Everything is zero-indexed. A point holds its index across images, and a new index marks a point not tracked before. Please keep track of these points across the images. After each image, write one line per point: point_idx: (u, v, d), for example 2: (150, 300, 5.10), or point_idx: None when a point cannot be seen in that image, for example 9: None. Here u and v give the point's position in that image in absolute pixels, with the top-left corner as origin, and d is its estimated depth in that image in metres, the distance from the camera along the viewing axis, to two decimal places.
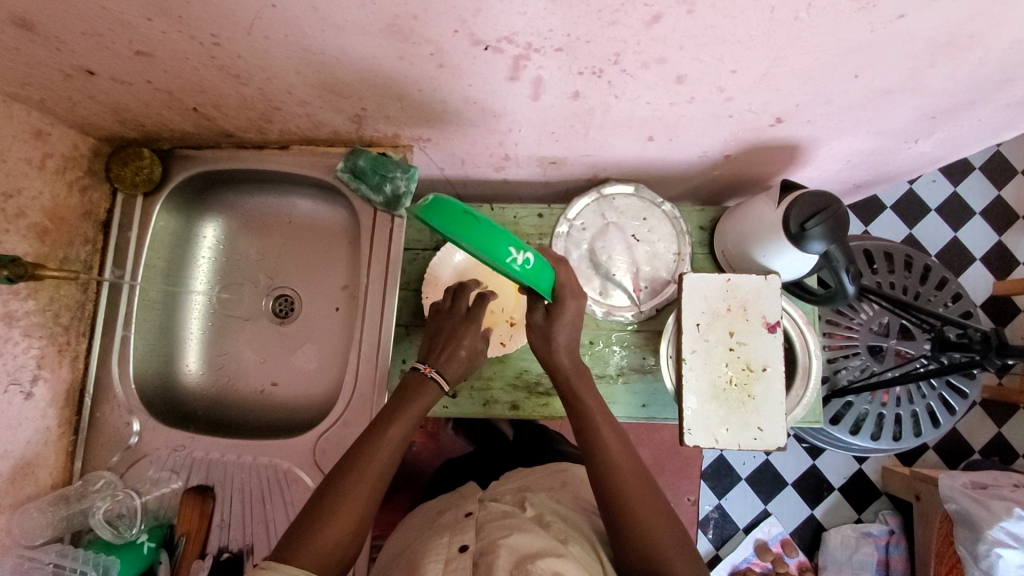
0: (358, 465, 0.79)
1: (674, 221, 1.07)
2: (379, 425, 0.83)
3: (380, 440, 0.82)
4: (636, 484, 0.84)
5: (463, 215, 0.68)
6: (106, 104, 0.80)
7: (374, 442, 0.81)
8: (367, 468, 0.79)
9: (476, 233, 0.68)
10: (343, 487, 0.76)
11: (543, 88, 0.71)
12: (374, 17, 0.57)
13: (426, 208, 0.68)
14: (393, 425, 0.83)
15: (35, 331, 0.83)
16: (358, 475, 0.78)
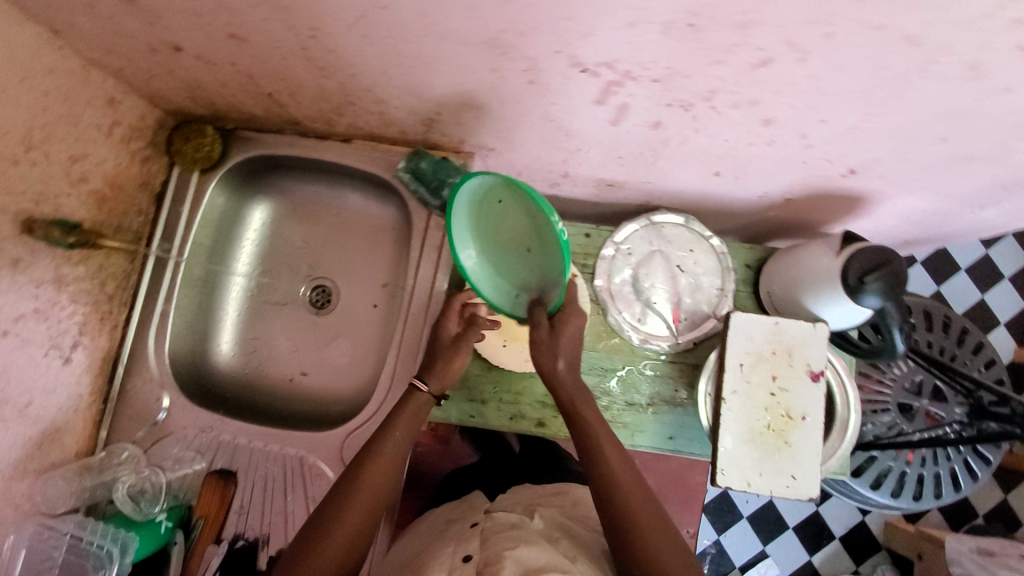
0: (368, 476, 0.77)
1: (720, 255, 1.07)
2: (385, 432, 0.82)
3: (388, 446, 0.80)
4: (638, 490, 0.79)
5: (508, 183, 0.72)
6: (182, 79, 0.80)
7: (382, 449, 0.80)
8: (375, 477, 0.77)
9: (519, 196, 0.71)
10: (353, 496, 0.75)
11: (625, 115, 0.71)
12: (482, 31, 0.57)
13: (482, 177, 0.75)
14: (391, 436, 0.81)
15: (82, 297, 0.83)
16: (369, 482, 0.76)
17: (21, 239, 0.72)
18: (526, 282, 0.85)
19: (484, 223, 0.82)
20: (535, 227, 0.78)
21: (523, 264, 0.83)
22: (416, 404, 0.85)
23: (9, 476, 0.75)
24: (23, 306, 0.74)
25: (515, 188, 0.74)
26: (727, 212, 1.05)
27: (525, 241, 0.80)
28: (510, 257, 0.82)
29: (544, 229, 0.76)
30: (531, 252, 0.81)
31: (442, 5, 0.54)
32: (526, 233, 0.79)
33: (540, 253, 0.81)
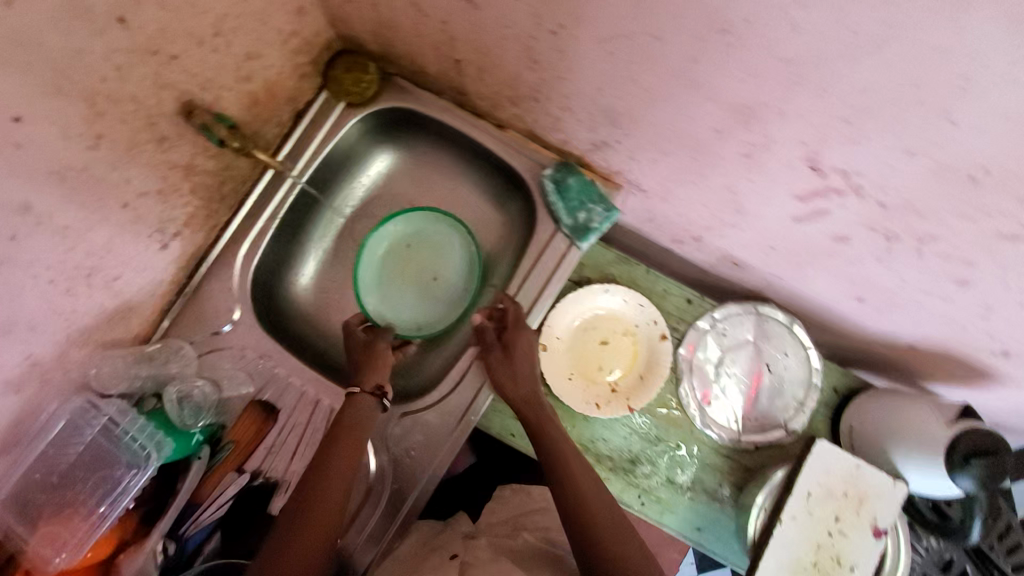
0: (337, 465, 0.73)
1: (813, 370, 1.01)
2: (351, 421, 0.78)
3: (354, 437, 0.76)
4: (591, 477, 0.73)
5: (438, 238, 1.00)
6: (379, 16, 0.76)
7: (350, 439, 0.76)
8: (342, 467, 0.73)
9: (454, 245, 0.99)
10: (324, 485, 0.71)
11: (817, 219, 0.67)
12: (739, 97, 0.53)
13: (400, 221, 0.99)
14: (335, 444, 0.75)
15: (200, 189, 0.80)
16: (337, 470, 0.73)
17: (175, 119, 0.69)
18: (458, 309, 0.99)
19: (394, 265, 0.99)
20: (432, 252, 1.00)
21: (433, 294, 1.00)
22: (360, 400, 0.80)
23: (74, 342, 0.73)
24: (150, 184, 0.71)
25: (433, 215, 0.97)
26: (836, 332, 1.01)
27: (437, 267, 1.00)
28: (421, 293, 0.99)
29: (434, 262, 1.00)
30: (437, 281, 1.00)
31: (719, 61, 0.50)
32: (433, 263, 1.00)
33: (444, 283, 1.00)
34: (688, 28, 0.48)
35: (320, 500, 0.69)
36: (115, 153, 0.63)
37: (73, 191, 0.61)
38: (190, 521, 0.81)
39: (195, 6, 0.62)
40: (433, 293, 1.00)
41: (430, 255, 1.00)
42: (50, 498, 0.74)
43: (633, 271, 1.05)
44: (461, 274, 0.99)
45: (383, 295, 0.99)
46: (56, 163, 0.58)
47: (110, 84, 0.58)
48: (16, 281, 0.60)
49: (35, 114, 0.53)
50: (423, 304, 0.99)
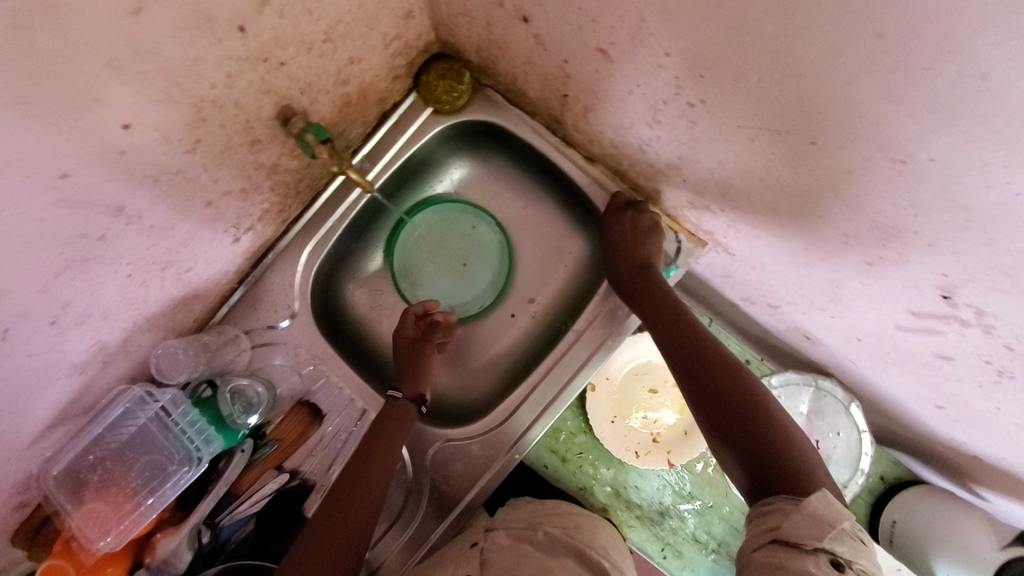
0: (356, 496, 0.70)
1: (862, 455, 0.95)
2: (378, 452, 0.74)
3: (374, 470, 0.73)
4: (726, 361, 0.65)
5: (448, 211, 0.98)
6: (492, 37, 0.71)
7: (371, 471, 0.72)
8: (359, 497, 0.70)
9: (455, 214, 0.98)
10: (342, 511, 0.68)
11: (925, 334, 0.63)
12: (888, 218, 0.49)
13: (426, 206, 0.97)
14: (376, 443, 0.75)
15: (279, 187, 0.78)
16: (353, 499, 0.69)
17: (271, 122, 0.66)
18: (486, 296, 0.98)
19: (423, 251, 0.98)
20: (463, 240, 0.98)
21: (459, 276, 0.98)
22: (402, 409, 0.81)
23: (139, 327, 0.73)
24: (235, 184, 0.69)
25: (458, 204, 0.97)
26: (897, 423, 0.96)
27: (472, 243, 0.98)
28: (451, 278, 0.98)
29: (464, 245, 0.98)
30: (467, 268, 0.98)
31: (881, 185, 0.46)
32: (460, 248, 0.98)
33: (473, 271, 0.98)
34: (858, 147, 0.44)
35: (355, 502, 0.69)
36: (209, 156, 0.62)
37: (163, 193, 0.60)
38: (226, 512, 0.81)
39: (312, 13, 0.59)
40: (466, 279, 0.98)
41: (463, 242, 0.98)
42: (97, 479, 0.75)
43: (696, 322, 1.04)
44: (496, 260, 0.98)
45: (416, 279, 0.97)
46: (154, 167, 0.56)
47: (218, 91, 0.56)
48: (98, 277, 0.60)
49: (143, 121, 0.51)
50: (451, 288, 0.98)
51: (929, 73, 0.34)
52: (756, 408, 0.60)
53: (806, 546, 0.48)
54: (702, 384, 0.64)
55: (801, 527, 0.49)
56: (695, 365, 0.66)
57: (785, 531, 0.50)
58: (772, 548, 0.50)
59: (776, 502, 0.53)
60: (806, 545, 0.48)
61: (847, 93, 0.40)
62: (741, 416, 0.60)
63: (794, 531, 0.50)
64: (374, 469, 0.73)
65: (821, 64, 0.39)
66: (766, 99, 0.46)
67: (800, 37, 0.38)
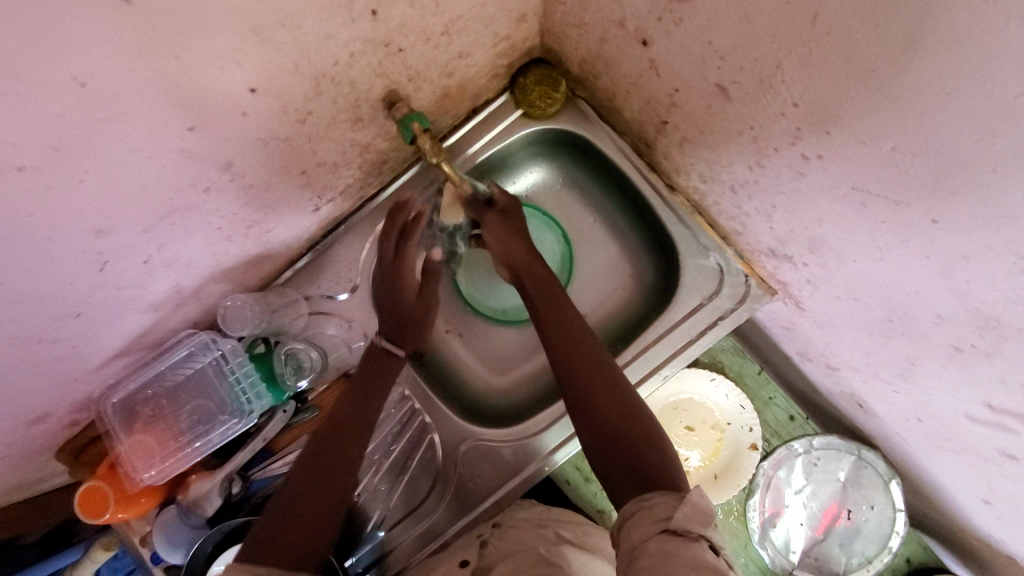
0: (344, 447, 0.68)
1: (892, 534, 0.93)
2: (356, 408, 0.72)
3: (357, 424, 0.71)
4: (610, 369, 0.69)
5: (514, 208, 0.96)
6: (602, 52, 0.71)
7: (343, 443, 0.68)
8: (347, 451, 0.68)
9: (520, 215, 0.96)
10: (314, 479, 0.64)
11: (999, 430, 0.60)
12: (996, 309, 0.47)
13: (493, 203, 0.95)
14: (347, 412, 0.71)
15: (366, 165, 0.79)
16: (341, 451, 0.67)
17: (375, 104, 0.68)
18: None
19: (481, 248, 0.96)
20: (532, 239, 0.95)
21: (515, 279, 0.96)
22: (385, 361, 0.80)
23: (214, 278, 0.75)
24: (329, 156, 0.71)
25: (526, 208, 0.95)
26: (939, 509, 0.92)
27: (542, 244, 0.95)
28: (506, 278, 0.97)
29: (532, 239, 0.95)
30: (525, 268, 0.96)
31: (1001, 278, 0.44)
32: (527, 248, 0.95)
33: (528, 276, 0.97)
34: (987, 235, 0.42)
35: (327, 472, 0.65)
36: (315, 128, 0.63)
37: (267, 157, 0.61)
38: (259, 467, 0.84)
39: (439, 6, 0.59)
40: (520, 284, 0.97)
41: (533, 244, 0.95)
42: (148, 414, 0.78)
43: (744, 367, 1.00)
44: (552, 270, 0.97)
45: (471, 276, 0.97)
46: (265, 132, 0.58)
47: (338, 68, 0.57)
48: (194, 226, 0.62)
49: (268, 88, 0.53)
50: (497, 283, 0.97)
51: None
52: (636, 419, 0.63)
53: (691, 533, 0.49)
54: (581, 391, 0.67)
55: (688, 514, 0.50)
56: (575, 368, 0.69)
57: (675, 519, 0.50)
58: (661, 538, 0.49)
59: (655, 499, 0.53)
60: (692, 532, 0.49)
61: (993, 181, 0.38)
62: (615, 426, 0.63)
63: (681, 519, 0.50)
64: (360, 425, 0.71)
65: (973, 146, 0.38)
66: (895, 169, 0.45)
67: (956, 117, 0.37)
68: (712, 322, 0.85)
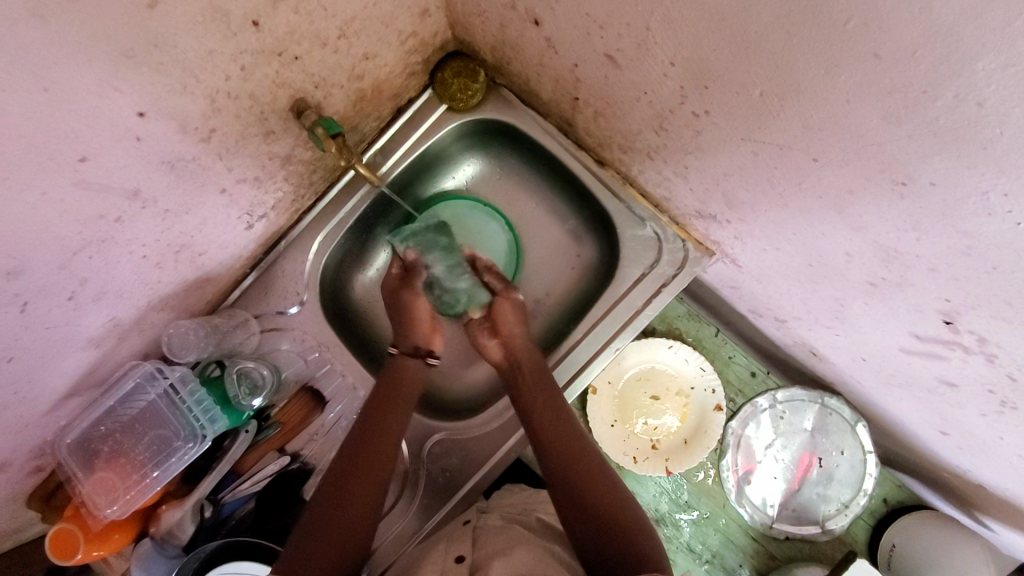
0: (364, 471, 0.72)
1: (865, 476, 0.94)
2: (376, 427, 0.76)
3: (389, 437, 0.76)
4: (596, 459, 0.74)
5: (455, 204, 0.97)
6: (506, 38, 0.72)
7: (371, 457, 0.73)
8: (364, 478, 0.71)
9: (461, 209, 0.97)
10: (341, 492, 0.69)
11: (929, 359, 0.61)
12: (890, 240, 0.48)
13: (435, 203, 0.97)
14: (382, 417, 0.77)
15: (292, 177, 0.80)
16: (357, 480, 0.71)
17: (285, 114, 0.68)
18: None
19: None
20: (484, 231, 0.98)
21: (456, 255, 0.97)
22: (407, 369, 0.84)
23: (154, 306, 0.76)
24: (250, 172, 0.71)
25: (466, 202, 0.97)
26: (904, 445, 0.93)
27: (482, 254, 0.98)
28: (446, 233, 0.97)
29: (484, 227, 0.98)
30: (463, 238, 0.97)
31: (881, 208, 0.45)
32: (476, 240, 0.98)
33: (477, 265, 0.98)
34: (859, 166, 0.43)
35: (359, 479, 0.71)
36: (224, 145, 0.64)
37: (178, 179, 0.62)
38: (228, 489, 0.84)
39: (327, 10, 0.60)
40: None
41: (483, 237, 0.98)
42: (107, 450, 0.78)
43: (702, 332, 1.03)
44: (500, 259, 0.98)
45: None
46: (169, 154, 0.58)
47: (233, 83, 0.58)
48: (114, 256, 0.62)
49: (158, 110, 0.53)
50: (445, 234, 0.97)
51: (926, 96, 0.33)
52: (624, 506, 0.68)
53: None
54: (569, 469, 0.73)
55: None
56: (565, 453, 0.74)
57: None
58: None
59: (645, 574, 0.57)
60: None
61: (846, 113, 0.39)
62: (601, 509, 0.68)
63: None
64: (379, 451, 0.74)
65: (822, 81, 0.38)
66: (768, 113, 0.45)
67: (799, 56, 0.38)
68: (656, 290, 0.86)
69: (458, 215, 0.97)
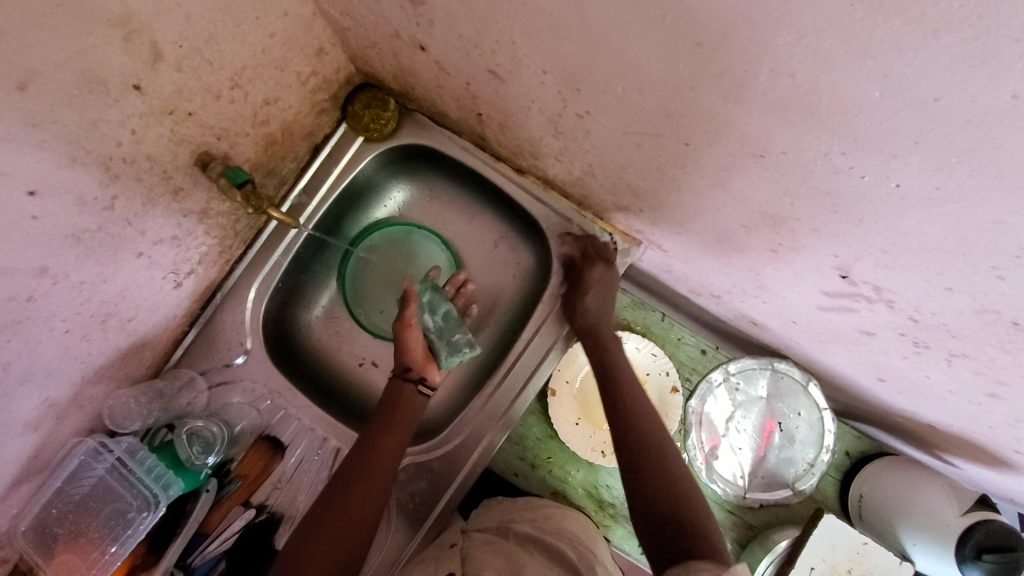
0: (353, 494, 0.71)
1: (824, 432, 0.97)
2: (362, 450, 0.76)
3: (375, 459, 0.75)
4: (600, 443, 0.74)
5: (386, 227, 0.98)
6: (402, 65, 0.73)
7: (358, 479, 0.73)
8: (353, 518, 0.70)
9: (393, 232, 0.98)
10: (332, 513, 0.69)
11: (841, 311, 0.64)
12: (769, 206, 0.50)
13: (368, 231, 0.97)
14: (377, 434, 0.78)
15: (214, 229, 0.80)
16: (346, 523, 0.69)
17: (191, 169, 0.68)
18: None
19: (368, 276, 0.99)
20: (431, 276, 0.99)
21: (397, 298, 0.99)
22: (408, 396, 0.83)
23: (88, 380, 0.74)
24: (166, 232, 0.71)
25: (399, 226, 0.98)
26: (854, 396, 0.97)
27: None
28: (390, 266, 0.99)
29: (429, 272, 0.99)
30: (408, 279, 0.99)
31: (753, 177, 0.47)
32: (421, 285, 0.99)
33: None
34: (722, 144, 0.45)
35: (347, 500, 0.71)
36: (131, 209, 0.63)
37: (87, 250, 0.61)
38: (197, 551, 0.82)
39: (213, 63, 0.60)
40: None
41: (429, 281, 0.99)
42: (66, 532, 0.75)
43: (649, 318, 1.05)
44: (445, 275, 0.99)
45: (368, 304, 0.99)
46: (71, 227, 0.58)
47: (126, 148, 0.58)
48: (33, 337, 0.61)
49: (49, 186, 0.53)
50: (389, 255, 0.99)
51: (748, 75, 0.36)
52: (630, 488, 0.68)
53: None
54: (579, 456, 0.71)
55: None
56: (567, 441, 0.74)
57: None
58: None
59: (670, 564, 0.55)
60: None
61: (694, 98, 0.41)
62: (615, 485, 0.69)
63: None
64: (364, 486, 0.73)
65: (665, 71, 0.40)
66: (636, 107, 0.48)
67: (641, 54, 0.40)
68: None
69: (393, 238, 0.99)
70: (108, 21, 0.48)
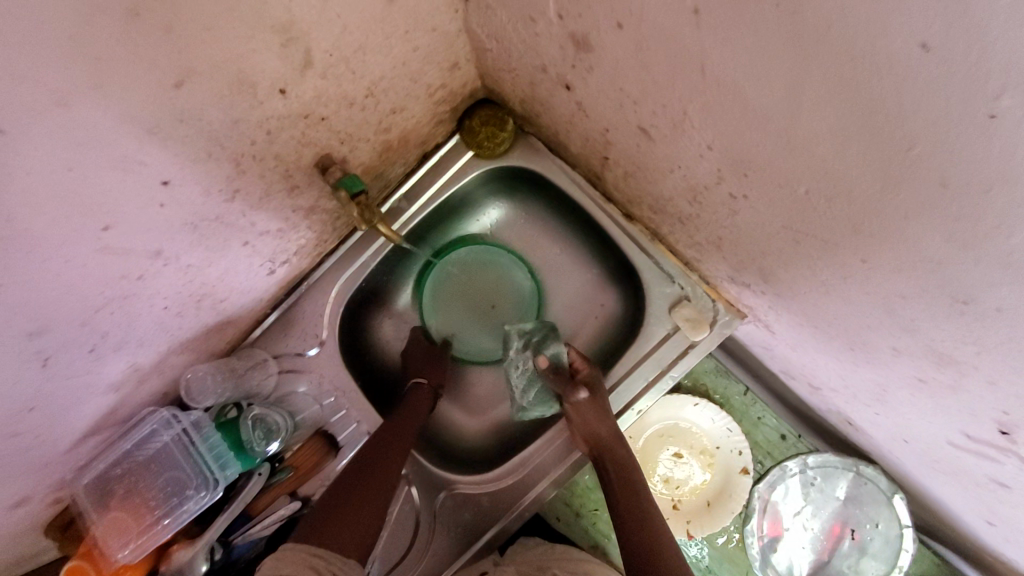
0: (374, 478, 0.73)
1: (901, 551, 0.87)
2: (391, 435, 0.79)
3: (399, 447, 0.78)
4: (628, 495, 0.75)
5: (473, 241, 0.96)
6: (536, 94, 0.70)
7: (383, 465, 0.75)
8: (365, 506, 0.70)
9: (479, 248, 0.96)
10: (355, 491, 0.71)
11: (978, 457, 0.56)
12: (943, 345, 0.44)
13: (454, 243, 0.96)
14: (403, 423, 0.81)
15: (316, 224, 0.79)
16: (364, 510, 0.69)
17: (310, 169, 0.67)
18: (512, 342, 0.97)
19: (445, 291, 0.97)
20: (517, 307, 0.96)
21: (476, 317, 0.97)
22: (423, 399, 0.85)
23: (174, 351, 0.76)
24: (274, 224, 0.71)
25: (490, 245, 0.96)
26: (946, 521, 0.87)
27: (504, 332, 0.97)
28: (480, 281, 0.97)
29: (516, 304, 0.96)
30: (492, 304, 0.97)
31: (936, 317, 0.41)
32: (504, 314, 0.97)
33: (500, 313, 0.97)
34: (912, 277, 0.39)
35: (364, 483, 0.72)
36: (248, 201, 0.63)
37: (201, 237, 0.61)
38: (239, 531, 0.81)
39: (355, 72, 0.59)
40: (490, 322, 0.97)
41: (514, 312, 0.96)
42: (122, 491, 0.78)
43: (729, 388, 0.98)
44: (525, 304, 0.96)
45: (440, 320, 0.97)
46: (192, 215, 0.58)
47: (258, 146, 0.57)
48: (136, 310, 0.62)
49: (182, 177, 0.53)
50: (471, 271, 0.97)
51: (996, 231, 0.30)
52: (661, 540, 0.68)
53: None
54: None
55: None
56: None
57: None
58: None
59: None
60: None
61: (902, 229, 0.36)
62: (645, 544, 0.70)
63: None
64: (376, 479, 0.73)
65: (875, 193, 0.35)
66: (814, 211, 0.42)
67: (853, 170, 0.35)
68: (683, 351, 0.83)
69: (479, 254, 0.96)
70: (272, 27, 0.47)
